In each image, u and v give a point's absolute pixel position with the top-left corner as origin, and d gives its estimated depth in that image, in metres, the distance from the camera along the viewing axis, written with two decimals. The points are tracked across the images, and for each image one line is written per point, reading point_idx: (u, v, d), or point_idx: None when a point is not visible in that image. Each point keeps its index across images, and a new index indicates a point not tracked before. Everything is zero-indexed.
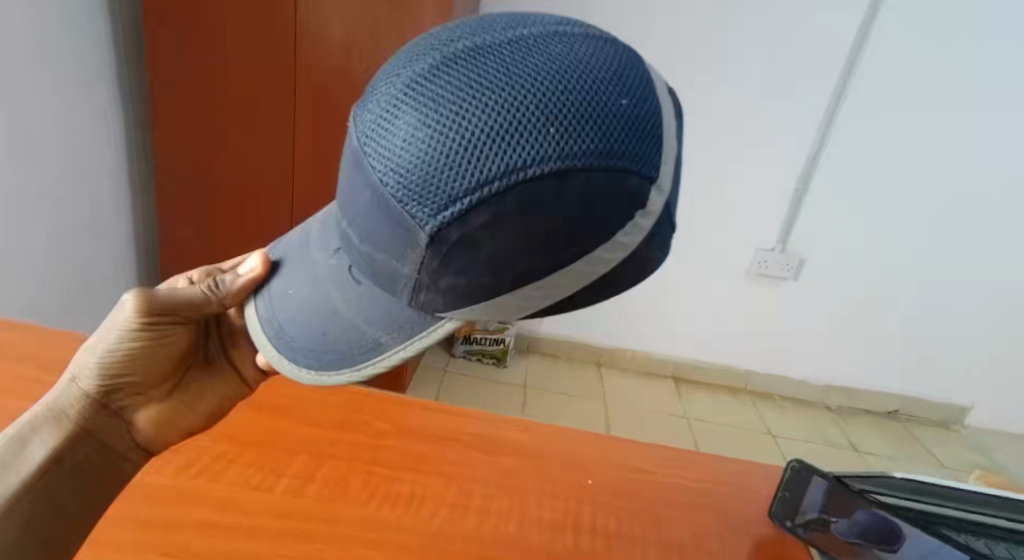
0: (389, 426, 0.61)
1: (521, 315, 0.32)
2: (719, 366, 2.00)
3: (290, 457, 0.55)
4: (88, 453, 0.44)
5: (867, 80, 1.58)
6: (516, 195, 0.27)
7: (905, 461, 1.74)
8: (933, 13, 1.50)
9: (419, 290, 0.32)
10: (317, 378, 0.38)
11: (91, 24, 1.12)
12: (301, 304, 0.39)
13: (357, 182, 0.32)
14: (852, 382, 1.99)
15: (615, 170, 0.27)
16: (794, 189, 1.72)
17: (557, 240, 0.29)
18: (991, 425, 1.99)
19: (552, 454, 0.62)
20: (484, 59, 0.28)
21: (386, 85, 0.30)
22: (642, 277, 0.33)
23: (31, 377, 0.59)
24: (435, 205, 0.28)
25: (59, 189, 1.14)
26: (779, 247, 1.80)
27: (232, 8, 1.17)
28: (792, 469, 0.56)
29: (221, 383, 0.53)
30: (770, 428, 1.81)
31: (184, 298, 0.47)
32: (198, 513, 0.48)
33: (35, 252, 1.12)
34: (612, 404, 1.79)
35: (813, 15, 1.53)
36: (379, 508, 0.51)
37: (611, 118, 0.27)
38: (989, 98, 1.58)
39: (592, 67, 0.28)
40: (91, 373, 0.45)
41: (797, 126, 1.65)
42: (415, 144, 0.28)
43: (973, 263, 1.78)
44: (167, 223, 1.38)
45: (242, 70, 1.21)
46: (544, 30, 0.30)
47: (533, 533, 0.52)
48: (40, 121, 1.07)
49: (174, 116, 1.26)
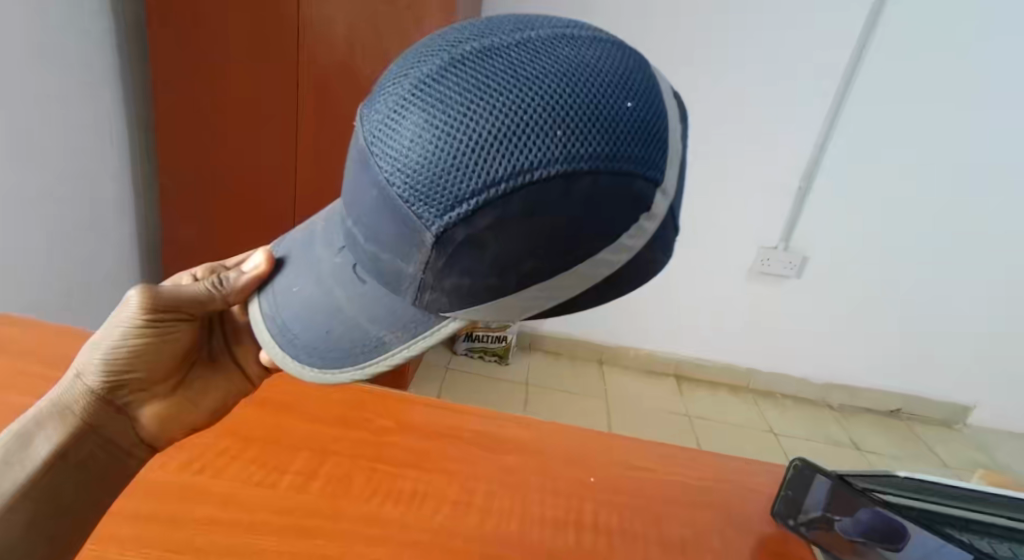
0: (392, 423, 0.61)
1: (525, 316, 0.32)
2: (720, 364, 2.00)
3: (293, 453, 0.55)
4: (93, 449, 0.44)
5: (870, 79, 1.57)
6: (522, 196, 0.27)
7: (908, 460, 1.73)
8: (936, 12, 1.49)
9: (424, 290, 0.32)
10: (320, 376, 0.38)
11: (95, 25, 1.13)
12: (305, 301, 0.39)
13: (364, 181, 0.32)
14: (854, 381, 1.98)
15: (621, 174, 0.27)
16: (797, 187, 1.72)
17: (561, 242, 0.29)
18: (993, 424, 1.99)
19: (554, 451, 0.62)
20: (492, 60, 0.28)
21: (393, 86, 0.30)
22: (646, 280, 0.33)
23: (33, 373, 0.59)
24: (441, 206, 0.28)
25: (59, 189, 1.15)
26: (781, 245, 1.79)
27: (236, 8, 1.17)
28: (796, 468, 0.57)
29: (224, 379, 0.54)
30: (771, 427, 1.81)
31: (189, 295, 0.47)
32: (201, 509, 0.48)
33: (36, 251, 1.13)
34: (614, 402, 1.79)
35: (814, 14, 1.52)
36: (381, 504, 0.51)
37: (618, 121, 0.27)
38: (993, 96, 1.58)
39: (599, 70, 0.28)
40: (96, 369, 0.45)
41: (800, 124, 1.64)
42: (421, 144, 0.28)
43: (976, 262, 1.77)
44: (169, 223, 1.38)
45: (243, 69, 1.21)
46: (551, 32, 0.30)
47: (534, 530, 0.52)
48: (41, 122, 1.07)
49: (175, 116, 1.26)
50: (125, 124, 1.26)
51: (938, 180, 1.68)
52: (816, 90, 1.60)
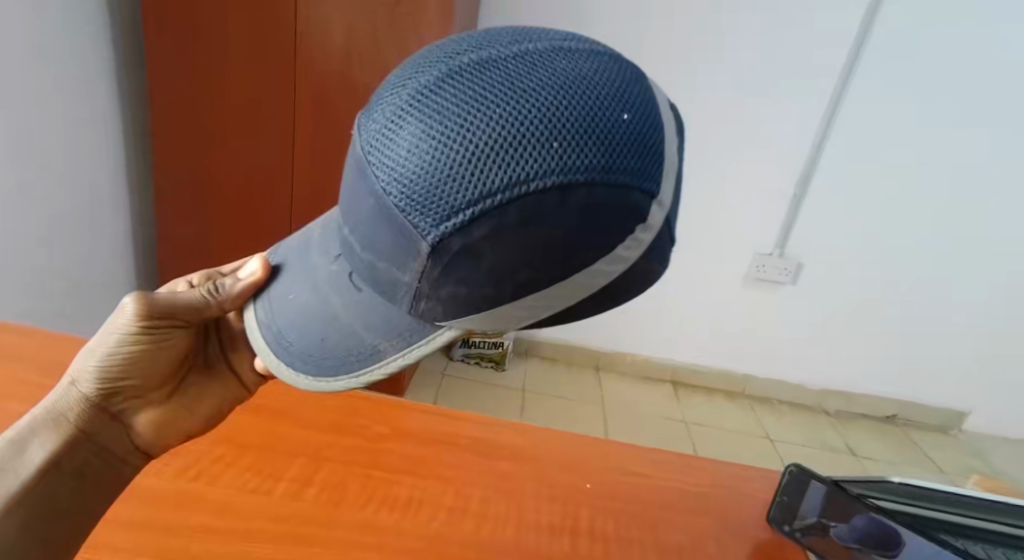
0: (388, 430, 0.61)
1: (521, 325, 0.32)
2: (716, 369, 2.00)
3: (288, 460, 0.55)
4: (87, 456, 0.44)
5: (865, 80, 1.58)
6: (518, 207, 0.28)
7: (903, 466, 1.74)
8: (933, 12, 1.50)
9: (420, 299, 0.32)
10: (315, 384, 0.38)
11: (91, 24, 1.17)
12: (300, 308, 0.39)
13: (361, 189, 0.32)
14: (850, 386, 1.99)
15: (617, 186, 0.27)
16: (793, 192, 1.73)
17: (558, 251, 0.29)
18: (987, 429, 2.00)
19: (550, 458, 0.62)
20: (489, 72, 0.28)
21: (392, 96, 0.31)
22: (643, 289, 0.33)
23: (32, 381, 0.59)
24: (438, 216, 0.28)
25: (59, 189, 1.18)
26: (777, 251, 1.80)
27: (235, 7, 1.20)
28: (791, 473, 0.57)
29: (220, 386, 0.54)
30: (768, 432, 1.81)
31: (184, 302, 0.47)
32: (196, 517, 0.48)
33: (33, 251, 1.15)
34: (611, 408, 1.79)
35: (811, 15, 1.53)
36: (377, 511, 0.51)
37: (614, 134, 0.27)
38: (989, 102, 1.59)
39: (596, 83, 0.28)
40: (91, 377, 0.45)
41: (795, 127, 1.65)
42: (418, 155, 0.28)
43: (973, 265, 1.78)
44: (165, 221, 1.41)
45: (240, 72, 1.24)
46: (548, 45, 0.30)
47: (530, 536, 0.52)
48: (41, 122, 1.11)
49: (171, 117, 1.29)
50: (122, 126, 1.31)
51: (934, 182, 1.68)
52: (813, 91, 1.61)
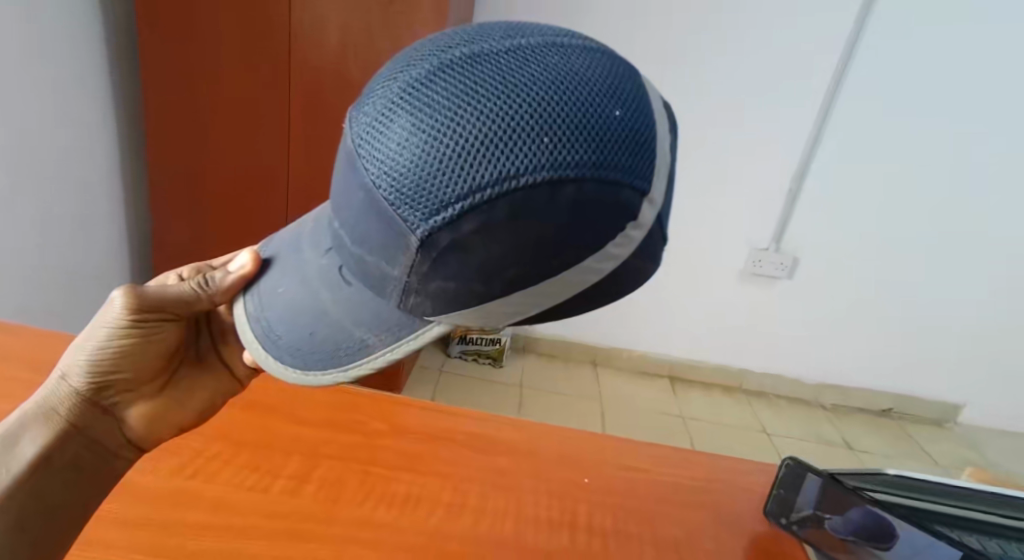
0: (385, 426, 0.61)
1: (510, 321, 0.32)
2: (713, 365, 2.00)
3: (284, 456, 0.55)
4: (78, 450, 0.44)
5: (861, 77, 1.58)
6: (508, 201, 0.27)
7: (897, 459, 1.75)
8: (933, 10, 1.51)
9: (409, 294, 0.32)
10: (302, 378, 0.38)
11: (83, 22, 1.17)
12: (289, 302, 0.39)
13: (351, 182, 0.32)
14: (845, 381, 2.00)
15: (607, 182, 0.27)
16: (789, 189, 1.73)
17: (548, 248, 0.29)
18: (982, 422, 2.01)
19: (546, 452, 0.62)
20: (481, 66, 0.28)
21: (382, 89, 0.30)
22: (636, 286, 0.33)
23: (25, 380, 0.59)
24: (427, 209, 0.28)
25: (50, 186, 1.17)
26: (773, 246, 1.81)
27: (225, 7, 1.20)
28: (787, 466, 0.57)
29: (212, 379, 0.54)
30: (764, 426, 1.82)
31: (174, 295, 0.47)
32: (192, 514, 0.48)
33: (27, 251, 1.14)
34: (608, 403, 1.80)
35: (807, 18, 1.53)
36: (374, 507, 0.51)
37: (606, 130, 0.27)
38: (989, 97, 1.59)
39: (587, 79, 0.28)
40: (80, 370, 0.45)
41: (792, 123, 1.65)
42: (409, 148, 0.28)
43: (970, 261, 1.79)
44: (161, 220, 1.41)
45: (238, 73, 1.25)
46: (542, 40, 0.30)
47: (529, 532, 0.52)
48: (37, 123, 1.11)
49: (164, 114, 1.30)
50: (117, 126, 1.31)
51: (932, 180, 1.69)
52: (808, 91, 1.61)
